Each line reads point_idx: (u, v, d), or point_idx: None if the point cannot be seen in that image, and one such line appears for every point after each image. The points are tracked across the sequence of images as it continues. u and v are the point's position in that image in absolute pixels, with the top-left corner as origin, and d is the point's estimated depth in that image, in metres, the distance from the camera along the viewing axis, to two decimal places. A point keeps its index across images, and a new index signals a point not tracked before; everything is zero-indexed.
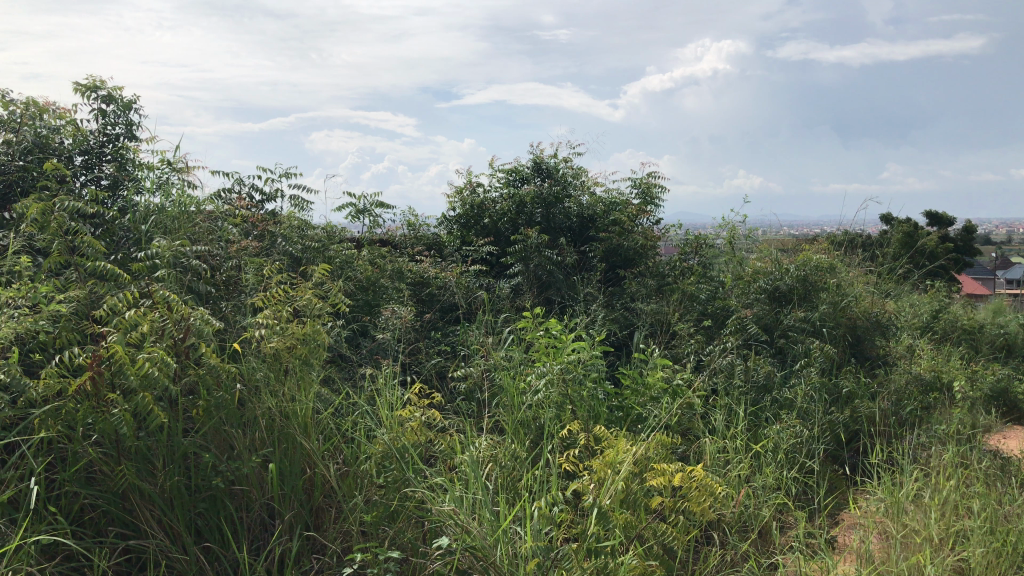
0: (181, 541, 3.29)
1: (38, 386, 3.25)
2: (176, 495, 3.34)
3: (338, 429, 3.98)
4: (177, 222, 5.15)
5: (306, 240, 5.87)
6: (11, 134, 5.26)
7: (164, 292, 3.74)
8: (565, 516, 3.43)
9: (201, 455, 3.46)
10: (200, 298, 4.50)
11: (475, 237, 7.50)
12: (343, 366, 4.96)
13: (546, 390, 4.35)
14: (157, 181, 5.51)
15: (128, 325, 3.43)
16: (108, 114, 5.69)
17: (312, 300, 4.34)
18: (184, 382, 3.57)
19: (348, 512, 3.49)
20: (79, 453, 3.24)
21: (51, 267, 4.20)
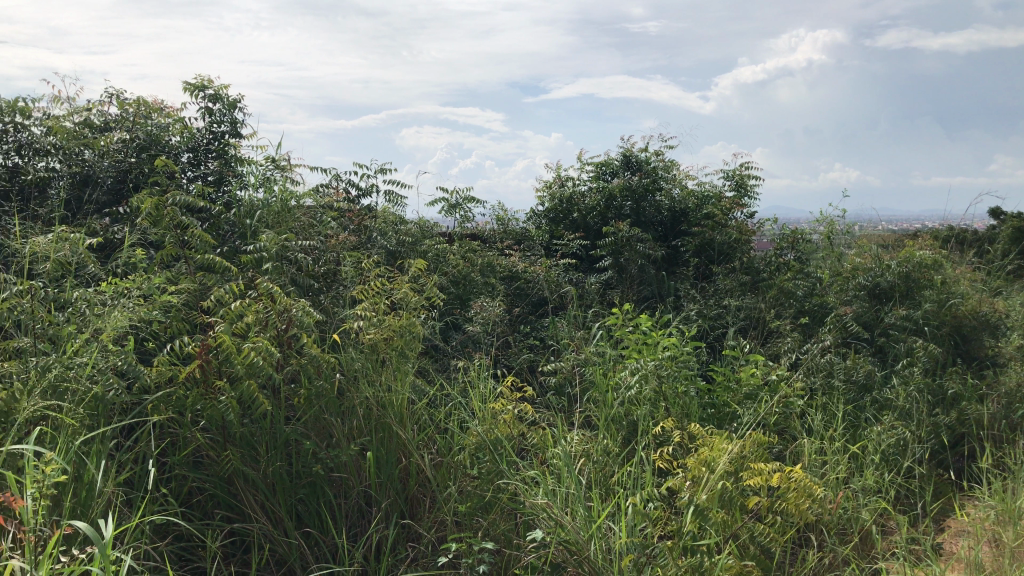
0: (283, 525, 3.42)
1: (152, 373, 3.41)
2: (279, 481, 3.46)
3: (432, 420, 4.04)
4: (280, 217, 5.34)
5: (400, 234, 5.96)
6: (125, 133, 5.52)
7: (268, 283, 3.86)
8: (660, 513, 3.41)
9: (302, 443, 3.57)
10: (302, 291, 4.65)
11: (566, 232, 7.49)
12: (437, 358, 5.06)
13: (640, 386, 4.32)
14: (260, 178, 5.70)
15: (234, 316, 3.57)
16: (215, 113, 5.91)
17: (408, 294, 4.42)
18: (287, 371, 3.70)
19: (443, 502, 3.57)
20: (189, 438, 3.41)
21: (164, 259, 4.40)
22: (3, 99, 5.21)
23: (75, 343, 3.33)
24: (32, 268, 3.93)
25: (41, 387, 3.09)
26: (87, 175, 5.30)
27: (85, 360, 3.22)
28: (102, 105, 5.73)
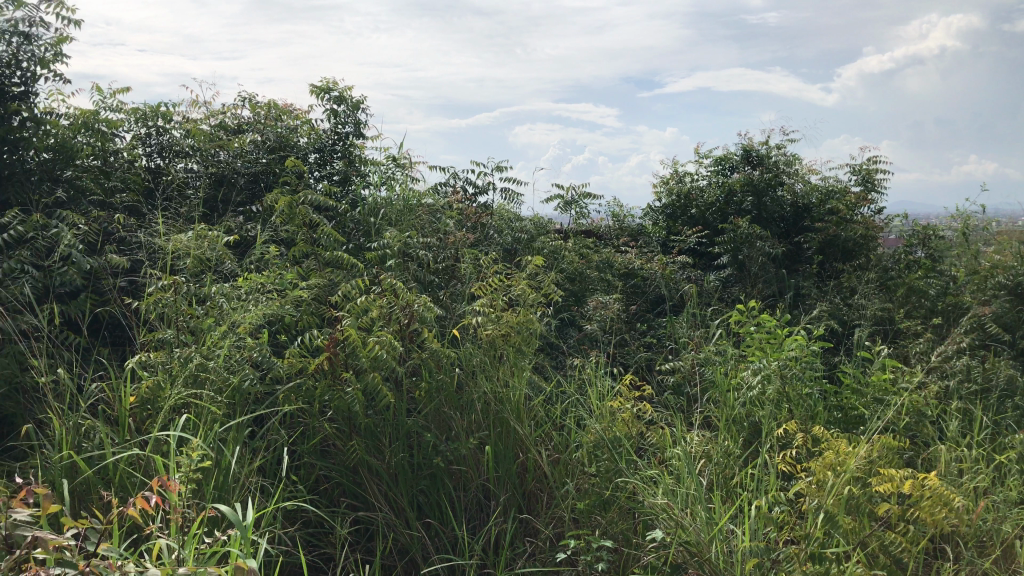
0: (405, 515, 3.51)
1: (284, 364, 3.58)
2: (401, 472, 3.56)
3: (550, 416, 4.05)
4: (401, 215, 5.48)
5: (517, 232, 6.01)
6: (258, 134, 5.79)
7: (392, 279, 3.98)
8: (785, 517, 3.32)
9: (423, 435, 3.66)
10: (423, 287, 4.75)
11: (683, 228, 7.38)
12: (553, 355, 5.08)
13: (762, 386, 4.21)
14: (382, 176, 5.85)
15: (359, 310, 3.70)
16: (340, 114, 6.11)
17: (526, 290, 4.44)
18: (409, 364, 3.80)
19: (560, 498, 3.59)
20: (317, 428, 3.56)
21: (294, 256, 4.58)
22: (147, 104, 5.52)
23: (213, 335, 3.52)
24: (175, 263, 4.16)
25: (184, 377, 3.28)
26: (222, 175, 5.55)
27: (223, 351, 3.40)
28: (235, 108, 6.01)
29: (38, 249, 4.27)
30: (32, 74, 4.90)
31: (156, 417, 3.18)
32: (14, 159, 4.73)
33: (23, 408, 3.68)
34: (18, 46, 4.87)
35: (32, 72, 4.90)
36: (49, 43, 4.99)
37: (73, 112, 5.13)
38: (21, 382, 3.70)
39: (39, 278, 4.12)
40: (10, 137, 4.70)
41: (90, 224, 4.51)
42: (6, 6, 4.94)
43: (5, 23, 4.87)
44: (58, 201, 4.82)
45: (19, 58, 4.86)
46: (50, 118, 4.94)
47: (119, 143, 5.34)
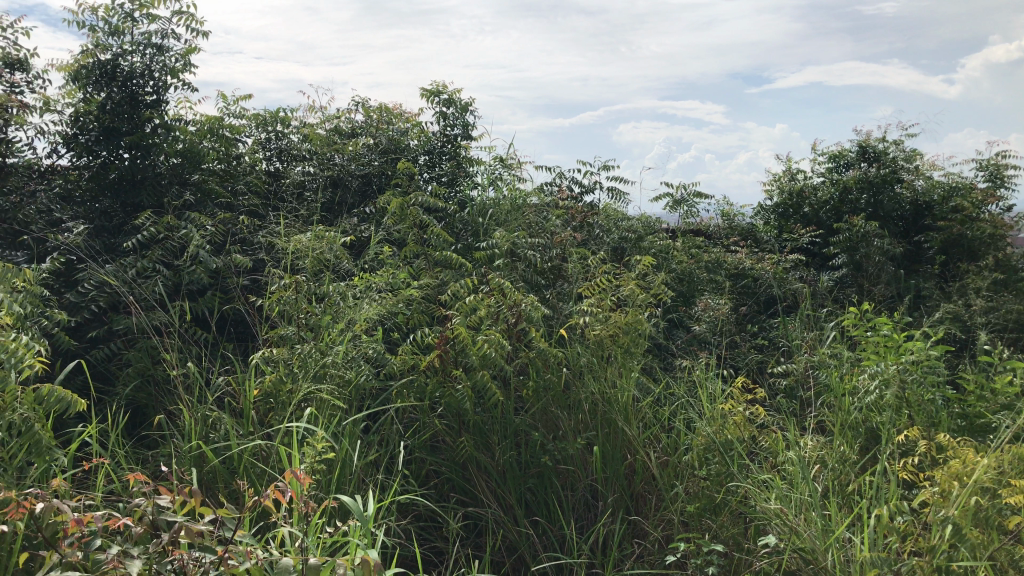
0: (513, 512, 3.55)
1: (397, 361, 3.70)
2: (509, 469, 3.60)
3: (658, 418, 4.01)
4: (510, 215, 5.54)
5: (624, 231, 5.98)
6: (371, 138, 5.98)
7: (500, 279, 4.04)
8: (907, 527, 3.20)
9: (531, 434, 3.70)
10: (531, 287, 4.79)
11: (796, 227, 7.18)
12: (661, 357, 5.05)
13: (880, 391, 4.07)
14: (490, 177, 5.93)
15: (468, 309, 3.78)
16: (448, 116, 6.21)
17: (635, 291, 4.42)
18: (517, 363, 3.85)
19: (669, 501, 3.56)
20: (428, 424, 3.66)
21: (406, 256, 4.70)
22: (267, 110, 5.75)
23: (330, 332, 3.65)
24: (294, 263, 4.33)
25: (304, 372, 3.42)
26: (336, 177, 5.74)
27: (340, 348, 3.52)
28: (348, 112, 6.20)
29: (169, 249, 4.52)
30: (163, 83, 5.18)
31: (278, 410, 3.32)
32: (146, 164, 5.03)
33: (155, 400, 3.90)
34: (151, 57, 5.16)
35: (164, 81, 5.18)
36: (178, 53, 5.26)
37: (199, 118, 5.39)
38: (154, 375, 3.93)
39: (170, 276, 4.36)
40: (143, 143, 4.99)
41: (216, 225, 4.74)
42: (141, 20, 5.24)
43: (139, 36, 5.17)
44: (187, 204, 5.08)
45: (152, 68, 5.15)
46: (179, 124, 5.21)
47: (241, 148, 5.59)
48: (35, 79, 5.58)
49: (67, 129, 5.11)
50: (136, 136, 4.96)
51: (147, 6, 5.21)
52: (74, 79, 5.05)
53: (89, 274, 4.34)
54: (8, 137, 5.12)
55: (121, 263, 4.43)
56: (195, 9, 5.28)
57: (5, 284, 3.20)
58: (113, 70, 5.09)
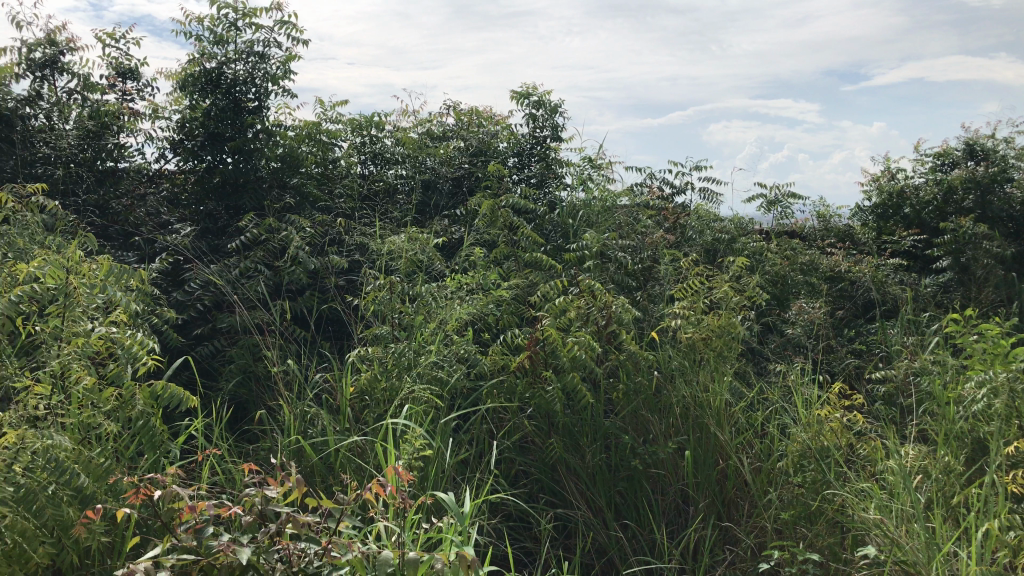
0: (602, 515, 3.54)
1: (488, 362, 3.75)
2: (599, 472, 3.61)
3: (751, 423, 3.94)
4: (600, 217, 5.54)
5: (716, 233, 5.90)
6: (461, 141, 6.07)
7: (590, 280, 4.05)
8: (1018, 543, 3.07)
9: (620, 437, 3.70)
10: (622, 288, 4.78)
11: (896, 229, 6.94)
12: (754, 361, 4.97)
13: (989, 400, 3.90)
14: (579, 178, 5.93)
15: (558, 311, 3.82)
16: (538, 119, 6.24)
17: (728, 293, 4.35)
18: (607, 365, 3.86)
19: (762, 508, 3.49)
20: (517, 424, 3.70)
21: (496, 257, 4.75)
22: (362, 114, 5.88)
23: (423, 332, 3.72)
24: (388, 264, 4.43)
25: (398, 370, 3.50)
26: (428, 180, 5.84)
27: (433, 348, 3.59)
28: (440, 116, 6.30)
29: (270, 250, 4.68)
30: (265, 90, 5.34)
31: (373, 408, 3.41)
32: (249, 168, 5.20)
33: (256, 395, 4.05)
34: (253, 65, 5.34)
35: (266, 88, 5.33)
36: (279, 61, 5.43)
37: (298, 123, 5.55)
38: (256, 371, 4.08)
39: (270, 277, 4.52)
40: (246, 148, 5.18)
41: (314, 228, 4.88)
42: (245, 28, 5.43)
43: (243, 44, 5.36)
44: (287, 206, 5.25)
45: (254, 76, 5.32)
46: (279, 130, 5.38)
47: (337, 151, 5.74)
48: (145, 87, 5.85)
49: (174, 134, 5.36)
50: (239, 142, 5.14)
51: (250, 16, 5.39)
52: (182, 87, 5.26)
53: (195, 274, 4.54)
54: (121, 142, 5.38)
55: (226, 263, 4.61)
56: (296, 17, 5.43)
57: (121, 283, 3.37)
58: (217, 78, 5.27)
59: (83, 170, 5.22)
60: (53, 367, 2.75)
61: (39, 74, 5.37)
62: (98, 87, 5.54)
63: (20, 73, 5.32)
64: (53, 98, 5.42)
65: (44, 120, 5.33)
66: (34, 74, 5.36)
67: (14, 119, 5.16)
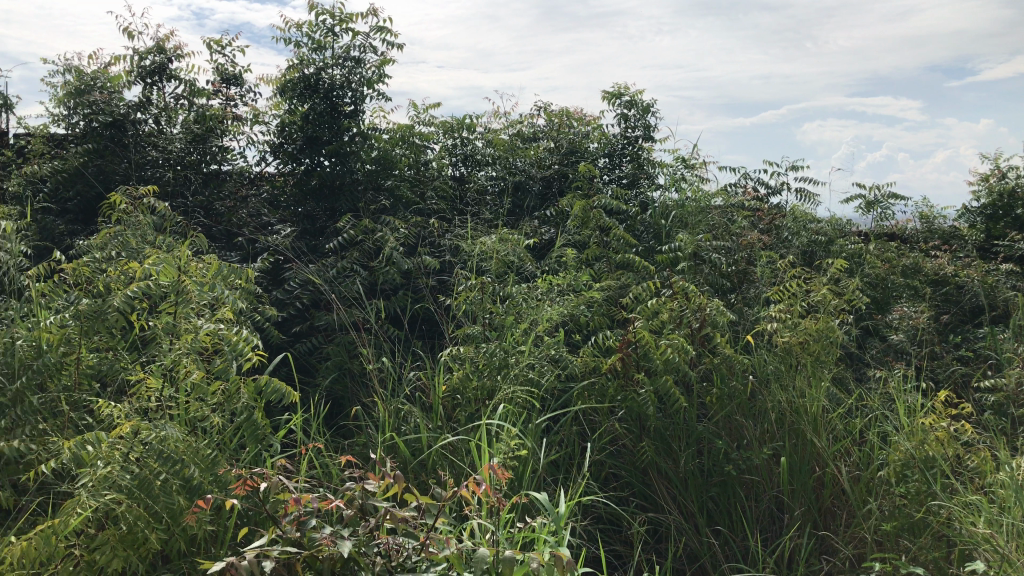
0: (694, 520, 3.50)
1: (579, 363, 3.76)
2: (691, 477, 3.57)
3: (850, 430, 3.83)
4: (692, 217, 5.49)
5: (814, 234, 5.75)
6: (553, 142, 6.09)
7: (683, 282, 4.00)
8: None
9: (714, 442, 3.65)
10: (715, 290, 4.72)
11: (1008, 231, 6.63)
12: (852, 366, 4.84)
13: None
14: (672, 178, 5.87)
15: (650, 313, 3.79)
16: (630, 118, 6.20)
17: (827, 296, 4.25)
18: (700, 369, 3.82)
19: (861, 518, 3.38)
20: (608, 427, 3.69)
21: (587, 258, 4.75)
22: (454, 117, 5.95)
23: (514, 332, 3.74)
24: (480, 265, 4.48)
25: (490, 370, 3.52)
26: (519, 181, 5.87)
27: (525, 349, 3.62)
28: (531, 117, 6.33)
29: (365, 251, 4.80)
30: (360, 94, 5.48)
31: (466, 408, 3.46)
32: (345, 170, 5.33)
33: (351, 392, 4.16)
34: (350, 70, 5.47)
35: (361, 92, 5.47)
36: (374, 65, 5.55)
37: (393, 127, 5.66)
38: (352, 369, 4.20)
39: (366, 276, 4.63)
40: (342, 151, 5.31)
41: (408, 229, 4.97)
42: (341, 34, 5.57)
43: (340, 50, 5.50)
44: (382, 208, 5.37)
45: (350, 80, 5.45)
46: (374, 133, 5.51)
47: (429, 154, 5.83)
48: (248, 93, 6.05)
49: (273, 138, 5.52)
50: (336, 145, 5.28)
51: (347, 21, 5.53)
52: (281, 92, 5.43)
53: (295, 274, 4.69)
54: (224, 145, 5.58)
55: (323, 263, 4.75)
56: (391, 22, 5.55)
57: (226, 281, 3.52)
58: (316, 82, 5.42)
59: (190, 172, 5.44)
60: (165, 362, 2.88)
61: (148, 81, 5.63)
62: (203, 93, 5.76)
63: (131, 80, 5.58)
64: (161, 104, 5.65)
65: (153, 125, 5.57)
66: (144, 81, 5.62)
67: (126, 124, 5.42)
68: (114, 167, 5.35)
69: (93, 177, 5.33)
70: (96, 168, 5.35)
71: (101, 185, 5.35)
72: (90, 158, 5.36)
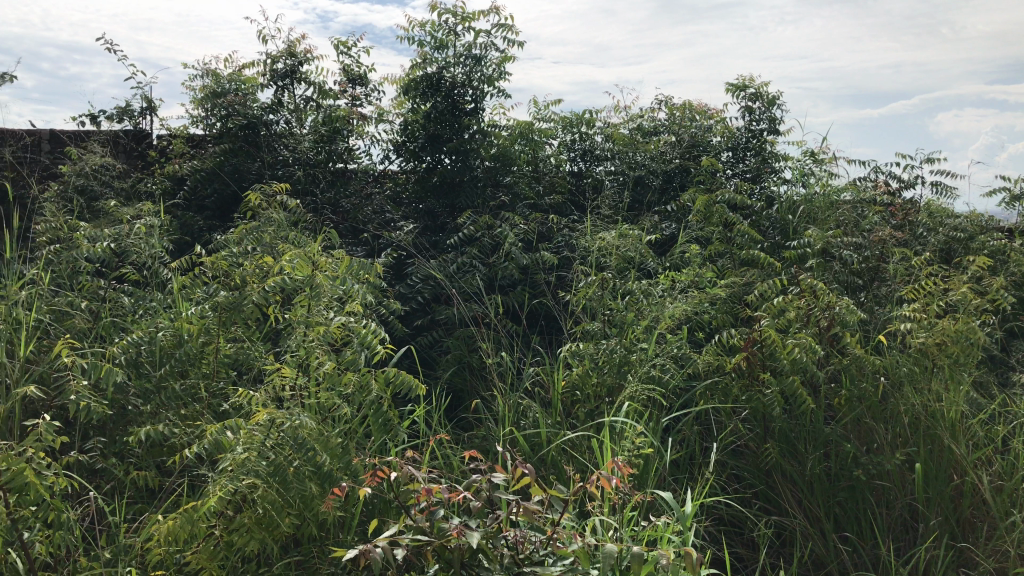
0: (821, 526, 3.39)
1: (703, 362, 3.70)
2: (818, 480, 3.46)
3: (992, 438, 3.62)
4: (821, 212, 5.33)
5: (953, 230, 5.40)
6: (674, 136, 5.99)
7: (811, 280, 3.87)
8: None
9: (842, 445, 3.53)
10: (845, 289, 4.55)
11: None
12: (996, 370, 4.57)
13: None
14: (798, 171, 5.69)
15: (776, 311, 3.68)
16: (755, 111, 6.04)
17: (968, 295, 4.03)
18: (829, 370, 3.69)
19: (1004, 531, 3.19)
20: (731, 426, 3.62)
21: (710, 254, 4.66)
22: (574, 112, 5.94)
23: (636, 329, 3.71)
24: (600, 261, 4.47)
25: (612, 367, 3.51)
26: (640, 177, 5.82)
27: (646, 347, 3.58)
28: (651, 111, 6.25)
29: (485, 247, 4.85)
30: (481, 92, 5.52)
31: (586, 404, 3.47)
32: (466, 167, 5.42)
33: (471, 385, 4.28)
34: (471, 68, 5.52)
35: (482, 90, 5.51)
36: (495, 63, 5.60)
37: (512, 123, 5.69)
38: (471, 362, 4.28)
39: (485, 271, 4.68)
40: (463, 148, 5.39)
41: (528, 225, 5.01)
42: (463, 32, 5.63)
43: (462, 48, 5.57)
44: (502, 204, 5.43)
45: (472, 78, 5.50)
46: (494, 130, 5.56)
47: (548, 149, 5.85)
48: (373, 92, 6.22)
49: (396, 136, 5.65)
50: (457, 142, 5.36)
51: (468, 20, 5.59)
52: (404, 91, 5.52)
53: (416, 269, 4.78)
54: (350, 145, 5.76)
55: (444, 258, 4.84)
56: (512, 19, 5.58)
57: (354, 276, 3.63)
58: (437, 81, 5.49)
59: (318, 171, 5.63)
60: (299, 353, 3.00)
61: (280, 83, 5.86)
62: (332, 93, 5.95)
63: (265, 83, 5.82)
64: (292, 105, 5.87)
65: (285, 125, 5.80)
66: (277, 83, 5.86)
67: (260, 125, 5.67)
68: (248, 166, 5.62)
69: (228, 176, 5.60)
70: (231, 167, 5.61)
71: (235, 184, 5.62)
72: (226, 158, 5.62)
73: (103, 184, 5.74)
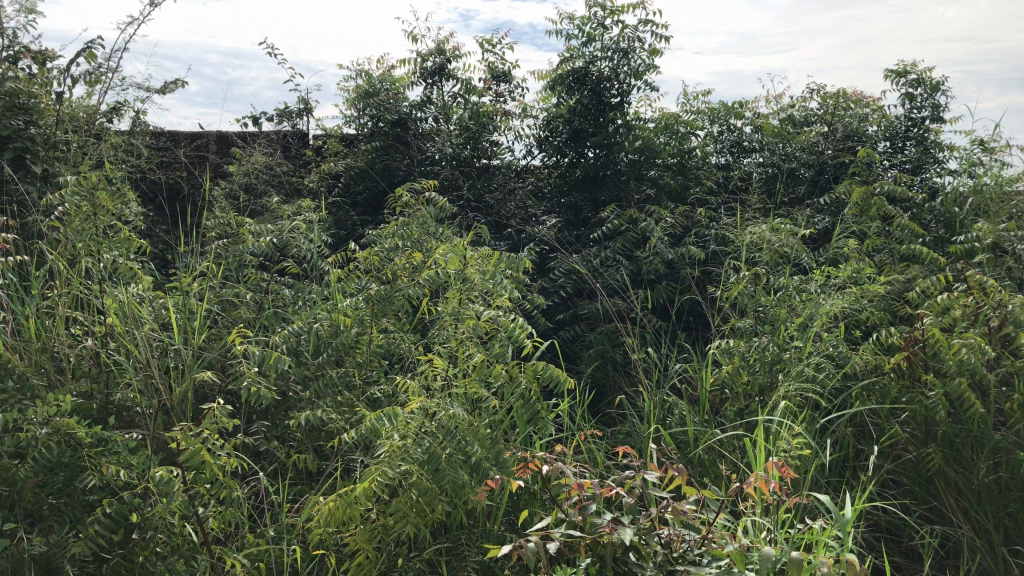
0: (990, 538, 3.18)
1: (859, 361, 3.57)
2: (987, 490, 3.22)
3: None
4: (992, 203, 4.99)
5: None
6: (828, 126, 5.75)
7: (980, 276, 3.64)
8: None
9: (1016, 453, 3.27)
10: (1019, 286, 4.25)
11: None
12: None
13: None
14: (965, 161, 5.35)
15: (941, 309, 3.49)
16: (916, 98, 5.72)
17: None
18: (999, 373, 3.47)
19: None
20: (890, 428, 3.47)
21: (867, 249, 4.46)
22: (723, 103, 5.82)
23: (788, 326, 3.61)
24: (749, 256, 4.36)
25: (763, 365, 3.43)
26: (790, 169, 5.62)
27: (800, 344, 3.46)
28: (803, 101, 6.04)
29: (631, 241, 4.82)
30: (628, 85, 5.49)
31: (736, 402, 3.42)
32: (609, 161, 5.40)
33: (615, 380, 4.28)
34: (617, 61, 5.49)
35: (628, 84, 5.48)
36: (643, 56, 5.55)
37: (657, 115, 5.61)
38: (615, 358, 4.28)
39: (630, 266, 4.66)
40: (607, 142, 5.38)
41: (673, 219, 4.94)
42: (611, 26, 5.62)
43: (609, 41, 5.54)
44: (646, 198, 5.38)
45: (619, 72, 5.48)
46: (638, 123, 5.49)
47: (694, 142, 5.75)
48: (516, 89, 6.30)
49: (540, 132, 5.70)
50: (602, 136, 5.35)
51: (617, 13, 5.57)
52: (551, 85, 5.56)
53: (560, 264, 4.79)
54: (495, 141, 5.86)
55: (588, 253, 4.84)
56: (660, 12, 5.51)
57: (502, 271, 3.68)
58: (584, 75, 5.50)
59: (465, 169, 5.79)
60: (451, 345, 3.11)
61: (430, 81, 6.02)
62: (477, 90, 6.06)
63: (414, 81, 6.00)
64: (440, 102, 6.01)
65: (432, 122, 5.93)
66: (426, 82, 6.03)
67: (409, 122, 5.85)
68: (398, 164, 5.77)
69: (378, 173, 5.79)
70: (381, 164, 5.80)
71: (385, 181, 5.79)
72: (377, 155, 5.83)
73: (264, 183, 6.05)
